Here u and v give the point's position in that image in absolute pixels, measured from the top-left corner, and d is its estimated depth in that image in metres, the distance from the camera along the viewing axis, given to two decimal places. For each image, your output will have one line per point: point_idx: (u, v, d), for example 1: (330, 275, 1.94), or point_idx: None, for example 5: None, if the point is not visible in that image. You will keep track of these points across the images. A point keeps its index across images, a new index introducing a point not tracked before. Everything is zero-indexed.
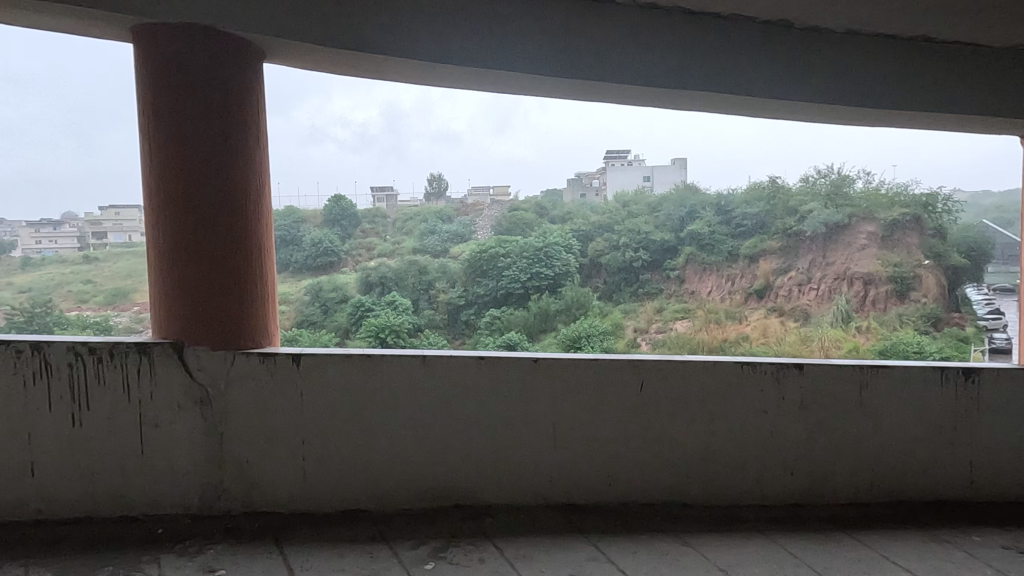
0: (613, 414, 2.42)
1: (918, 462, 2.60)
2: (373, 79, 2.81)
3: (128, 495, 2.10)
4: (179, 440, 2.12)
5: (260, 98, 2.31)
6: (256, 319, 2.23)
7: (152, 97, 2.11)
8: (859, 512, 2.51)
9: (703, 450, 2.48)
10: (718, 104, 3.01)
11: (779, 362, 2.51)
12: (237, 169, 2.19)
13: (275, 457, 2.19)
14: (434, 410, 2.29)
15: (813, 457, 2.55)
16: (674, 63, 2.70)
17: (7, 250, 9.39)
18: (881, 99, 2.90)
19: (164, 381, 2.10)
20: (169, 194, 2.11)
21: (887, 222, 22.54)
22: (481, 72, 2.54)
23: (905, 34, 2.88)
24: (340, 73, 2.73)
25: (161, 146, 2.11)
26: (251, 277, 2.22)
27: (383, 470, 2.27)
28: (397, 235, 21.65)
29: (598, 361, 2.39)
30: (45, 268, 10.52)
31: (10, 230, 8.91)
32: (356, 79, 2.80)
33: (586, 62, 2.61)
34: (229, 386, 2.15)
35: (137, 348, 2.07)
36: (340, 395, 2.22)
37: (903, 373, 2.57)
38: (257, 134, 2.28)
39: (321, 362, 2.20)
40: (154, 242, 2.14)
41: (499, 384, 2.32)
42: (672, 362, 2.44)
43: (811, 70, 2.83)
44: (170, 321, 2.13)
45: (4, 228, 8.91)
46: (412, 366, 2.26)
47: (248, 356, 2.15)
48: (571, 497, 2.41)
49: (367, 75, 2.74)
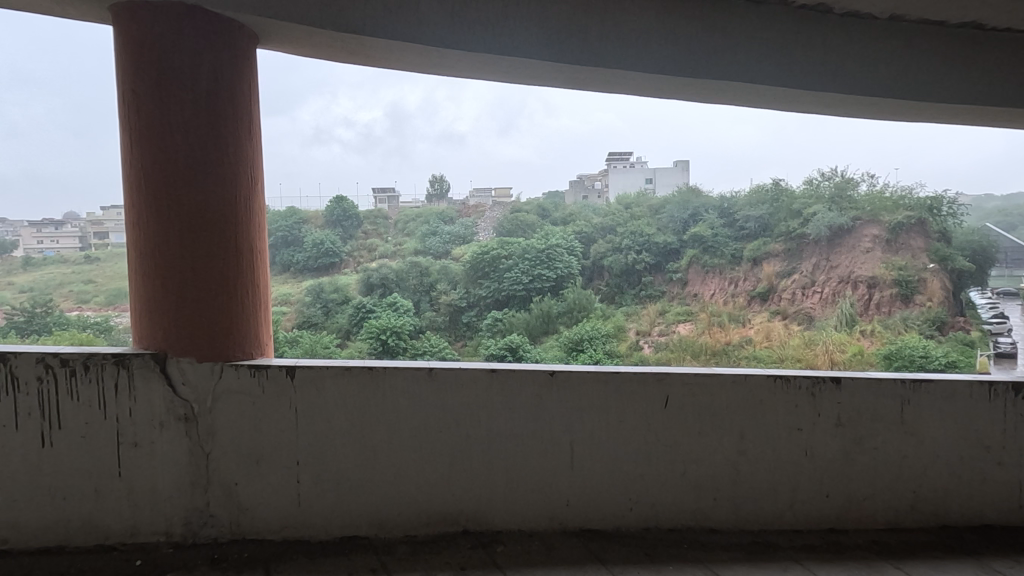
0: (636, 433, 2.22)
1: (963, 482, 2.39)
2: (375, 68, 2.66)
3: (103, 522, 1.91)
4: (162, 462, 1.93)
5: (253, 87, 2.12)
6: (246, 329, 2.04)
7: (132, 83, 1.92)
8: (900, 540, 2.30)
9: (732, 471, 2.29)
10: (744, 96, 2.85)
11: (815, 375, 2.31)
12: (226, 162, 1.99)
13: (266, 479, 2.00)
14: (439, 426, 2.10)
15: (851, 480, 2.35)
16: (702, 49, 2.52)
17: (9, 250, 9.32)
18: (920, 93, 2.72)
19: (144, 397, 1.91)
20: (150, 189, 1.92)
21: (891, 226, 22.07)
22: (492, 59, 2.37)
23: (954, 20, 2.67)
24: (341, 61, 2.56)
25: (141, 138, 1.92)
26: (240, 279, 2.03)
27: (387, 494, 2.08)
28: (398, 237, 22.56)
29: (618, 375, 2.20)
30: (46, 268, 10.24)
31: (12, 229, 8.85)
32: (361, 67, 2.62)
33: (579, 47, 2.40)
34: (216, 402, 1.95)
35: (115, 359, 1.89)
36: (338, 413, 2.03)
37: (947, 387, 2.36)
38: (248, 126, 2.08)
39: (317, 376, 2.01)
40: (135, 241, 1.96)
41: (511, 399, 2.13)
42: (699, 376, 2.24)
43: (847, 61, 2.65)
44: (151, 331, 1.94)
45: (6, 228, 8.88)
46: (418, 379, 2.07)
47: (237, 370, 1.96)
48: (589, 521, 2.21)
49: (374, 63, 2.56)
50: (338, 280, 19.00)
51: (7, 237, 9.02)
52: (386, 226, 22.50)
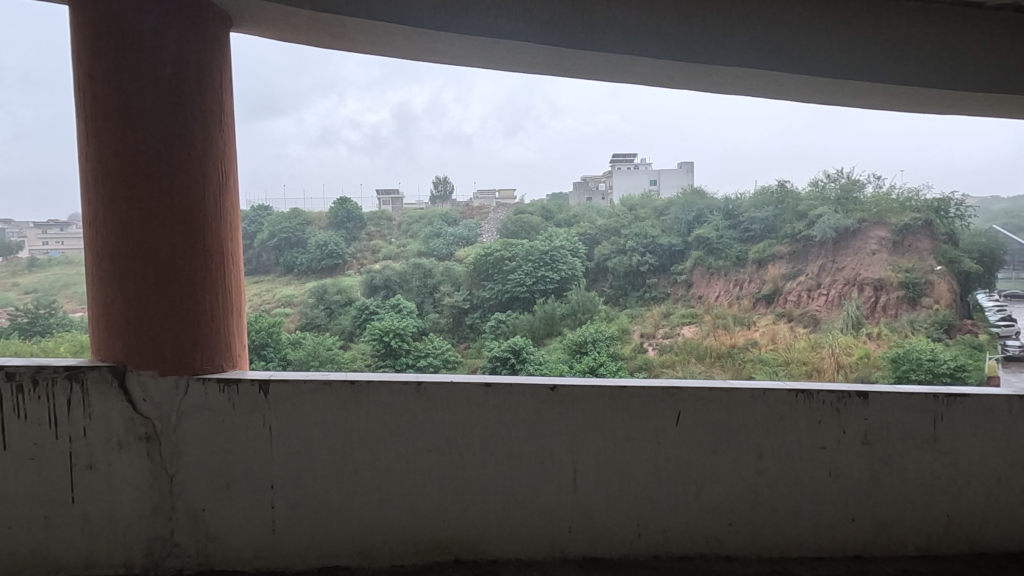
0: (645, 453, 2.03)
1: (1000, 505, 2.19)
2: (368, 54, 2.52)
3: (52, 553, 1.73)
4: (121, 486, 1.75)
5: (226, 71, 1.95)
6: (215, 337, 1.85)
7: (89, 68, 1.74)
8: (933, 569, 2.10)
9: (750, 495, 2.09)
10: (763, 85, 2.69)
11: (840, 390, 2.12)
12: (192, 153, 1.81)
13: (237, 505, 1.82)
14: (427, 445, 1.91)
15: (878, 503, 2.16)
16: (718, 38, 2.35)
17: (15, 250, 9.29)
18: (956, 83, 2.53)
19: (101, 414, 1.73)
20: (109, 182, 1.75)
21: (898, 227, 21.79)
22: (487, 43, 2.20)
23: (991, 3, 2.49)
24: (331, 45, 2.38)
25: (100, 130, 1.75)
26: (208, 283, 1.84)
27: (372, 521, 1.90)
28: (402, 238, 22.65)
29: (626, 389, 2.00)
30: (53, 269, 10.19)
31: (19, 230, 8.79)
32: (353, 52, 2.45)
33: (568, 30, 2.21)
34: (182, 420, 1.77)
35: (67, 373, 1.71)
36: (318, 432, 1.84)
37: (986, 403, 2.16)
38: (219, 116, 1.89)
39: (293, 391, 1.82)
40: (91, 240, 1.79)
41: (508, 416, 1.95)
42: (714, 391, 2.05)
43: (876, 50, 2.48)
44: (109, 341, 1.77)
45: (13, 229, 8.79)
46: (406, 394, 1.89)
47: (204, 384, 1.78)
48: (592, 549, 2.02)
49: (369, 49, 2.40)
50: (342, 283, 19.21)
51: (11, 237, 8.92)
52: (390, 226, 23.00)
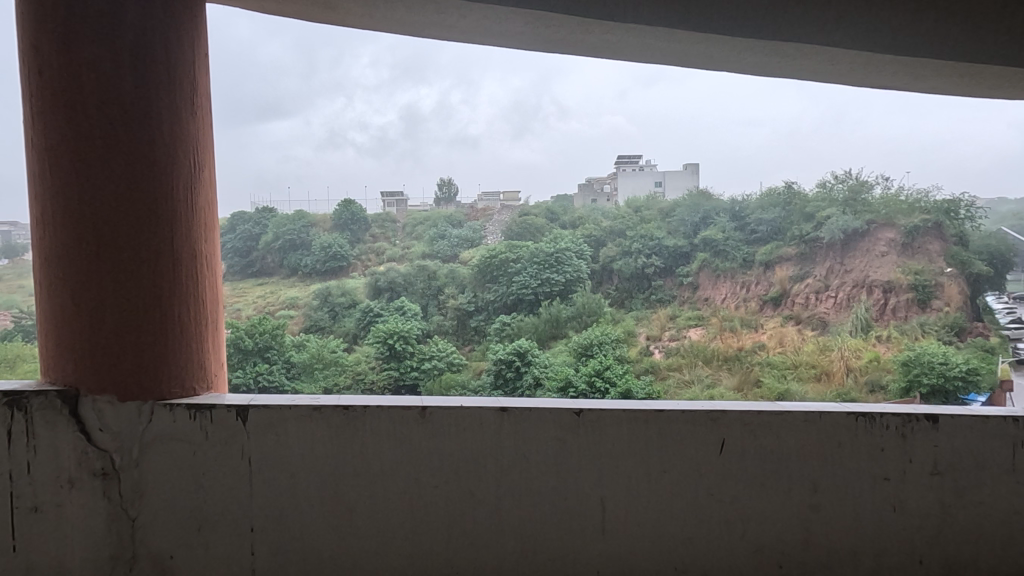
0: (681, 485, 1.76)
1: None
2: (376, 31, 2.57)
3: None
4: (72, 528, 1.57)
5: (199, 48, 1.75)
6: (180, 349, 1.66)
7: (36, 50, 1.57)
8: None
9: (802, 536, 1.81)
10: (775, 61, 2.57)
11: (905, 411, 1.83)
12: (157, 140, 1.62)
13: (210, 550, 1.60)
14: (429, 478, 1.65)
15: (948, 542, 1.85)
16: (724, 15, 2.25)
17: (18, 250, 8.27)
18: (985, 58, 2.37)
19: (48, 448, 1.56)
20: (60, 176, 1.58)
21: (908, 228, 21.43)
22: (491, 13, 2.17)
23: None
24: (331, 15, 2.35)
25: (48, 117, 1.58)
26: (174, 293, 1.65)
27: (366, 565, 1.64)
28: (406, 240, 22.42)
29: (663, 413, 1.73)
30: None
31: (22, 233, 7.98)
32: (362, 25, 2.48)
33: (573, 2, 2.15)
34: (144, 452, 1.58)
35: (9, 401, 1.55)
36: (305, 462, 1.61)
37: None
38: (190, 98, 1.70)
39: (276, 418, 1.60)
40: (41, 240, 1.62)
41: (525, 447, 1.69)
42: (763, 414, 1.78)
43: (902, 26, 2.35)
44: (64, 358, 1.61)
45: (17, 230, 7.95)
46: (407, 420, 1.64)
47: (172, 410, 1.59)
48: None
49: (376, 20, 2.38)
50: (346, 284, 19.23)
51: (16, 239, 8.26)
52: (394, 228, 22.52)
